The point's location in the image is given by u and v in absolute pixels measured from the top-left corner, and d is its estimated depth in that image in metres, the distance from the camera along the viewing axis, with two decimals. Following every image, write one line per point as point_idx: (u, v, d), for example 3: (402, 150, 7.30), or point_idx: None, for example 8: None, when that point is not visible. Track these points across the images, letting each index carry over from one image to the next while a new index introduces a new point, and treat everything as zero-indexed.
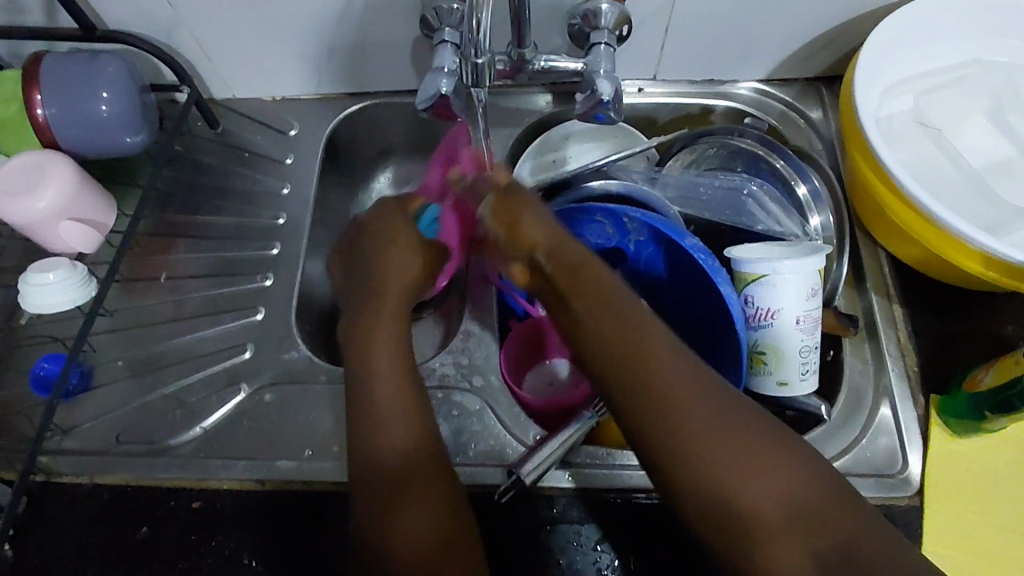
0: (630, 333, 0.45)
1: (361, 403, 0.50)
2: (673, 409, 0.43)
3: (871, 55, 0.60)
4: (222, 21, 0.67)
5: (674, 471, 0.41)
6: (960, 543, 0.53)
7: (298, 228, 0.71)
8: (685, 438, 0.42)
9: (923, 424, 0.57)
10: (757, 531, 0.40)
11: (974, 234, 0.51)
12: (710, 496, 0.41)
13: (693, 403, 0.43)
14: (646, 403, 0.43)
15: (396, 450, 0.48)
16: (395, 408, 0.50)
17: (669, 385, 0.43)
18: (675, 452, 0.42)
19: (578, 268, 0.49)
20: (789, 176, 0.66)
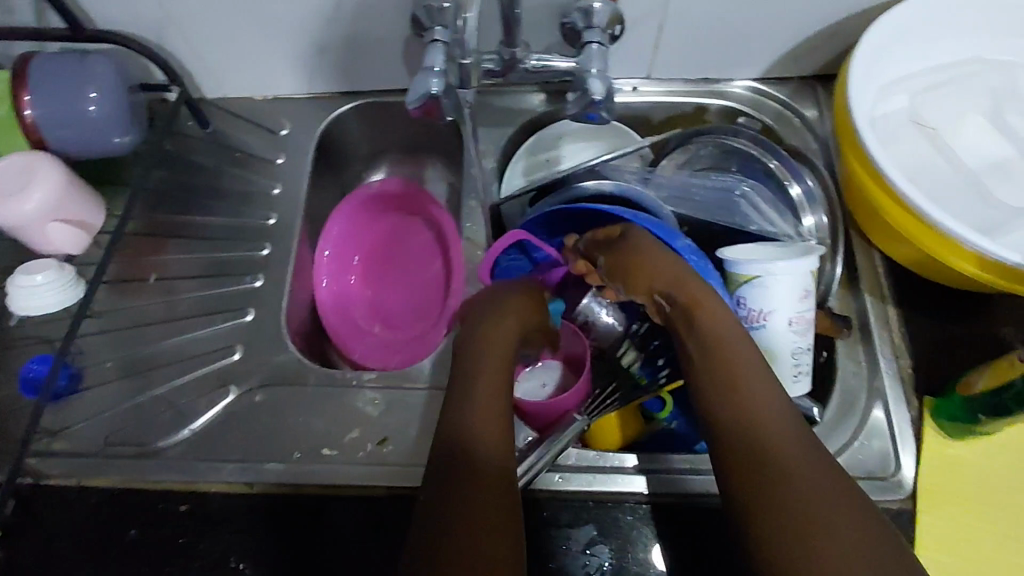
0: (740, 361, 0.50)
1: (465, 401, 0.53)
2: (748, 425, 0.47)
3: (866, 54, 0.60)
4: (212, 20, 0.66)
5: (748, 476, 0.45)
6: (952, 547, 0.52)
7: (290, 229, 0.71)
8: (765, 456, 0.45)
9: (917, 427, 0.56)
10: (790, 526, 0.41)
11: (969, 235, 0.51)
12: (772, 502, 0.43)
13: (772, 425, 0.47)
14: (727, 419, 0.48)
15: (473, 443, 0.50)
16: (483, 432, 0.51)
17: (751, 407, 0.48)
18: (742, 458, 0.46)
19: (689, 306, 0.54)
20: (782, 176, 0.65)
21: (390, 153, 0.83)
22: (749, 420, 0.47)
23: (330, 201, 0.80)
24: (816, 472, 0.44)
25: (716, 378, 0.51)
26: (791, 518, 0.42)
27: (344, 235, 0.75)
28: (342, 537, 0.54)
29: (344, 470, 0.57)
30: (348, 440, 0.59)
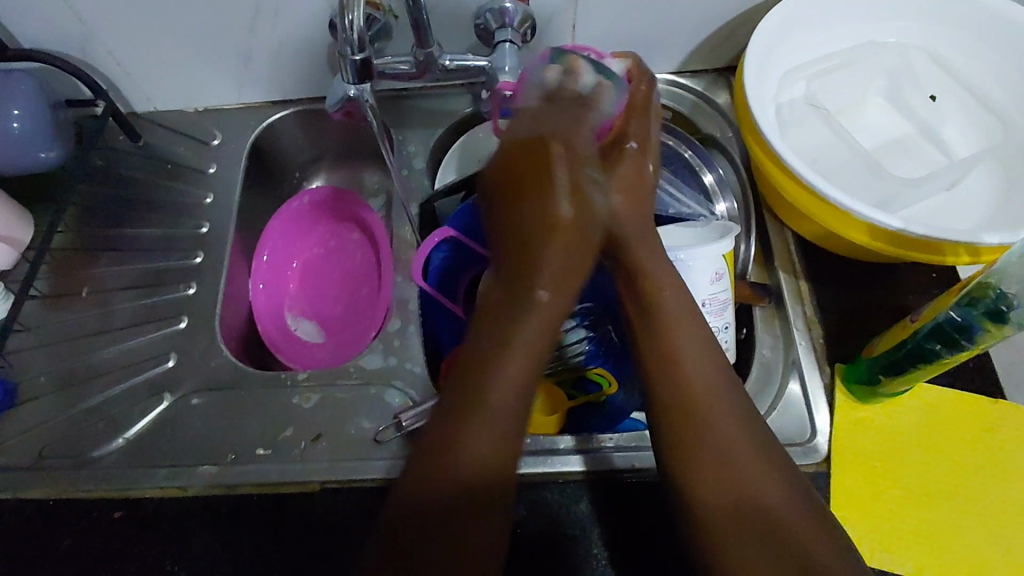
0: (687, 354, 0.50)
1: (480, 410, 0.44)
2: (703, 413, 0.47)
3: (763, 41, 0.63)
4: (134, 36, 0.67)
5: (692, 454, 0.47)
6: (868, 508, 0.54)
7: (223, 237, 0.72)
8: (704, 429, 0.47)
9: (829, 394, 0.59)
10: (723, 520, 0.44)
11: (856, 205, 0.54)
12: (723, 492, 0.45)
13: (714, 399, 0.48)
14: (682, 409, 0.48)
15: (486, 468, 0.44)
16: (510, 436, 0.45)
17: (703, 385, 0.49)
18: (690, 445, 0.47)
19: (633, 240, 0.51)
20: (696, 163, 0.68)
21: (326, 159, 0.84)
22: (692, 406, 0.48)
23: (266, 209, 0.81)
24: (764, 474, 0.46)
25: (698, 374, 0.49)
26: (730, 515, 0.45)
27: (284, 244, 0.76)
28: (276, 531, 0.55)
29: (278, 468, 0.58)
30: (282, 438, 0.60)
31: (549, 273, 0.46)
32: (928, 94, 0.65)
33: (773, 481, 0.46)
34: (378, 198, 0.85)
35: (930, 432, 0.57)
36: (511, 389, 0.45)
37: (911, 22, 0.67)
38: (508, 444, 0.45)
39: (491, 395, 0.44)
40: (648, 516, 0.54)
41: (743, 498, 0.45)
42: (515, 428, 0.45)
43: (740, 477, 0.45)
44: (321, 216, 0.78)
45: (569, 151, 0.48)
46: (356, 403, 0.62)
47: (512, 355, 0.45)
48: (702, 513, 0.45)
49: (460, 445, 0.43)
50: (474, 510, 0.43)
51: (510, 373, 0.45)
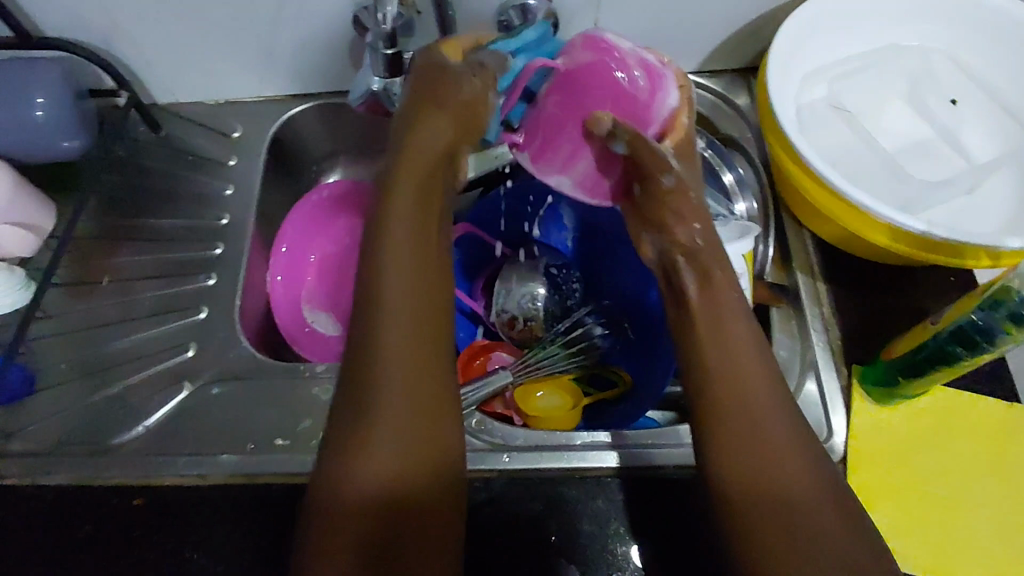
0: (738, 338, 0.50)
1: (375, 380, 0.47)
2: (755, 402, 0.47)
3: (786, 43, 0.63)
4: (158, 27, 0.68)
5: (736, 445, 0.46)
6: (883, 509, 0.55)
7: (242, 228, 0.72)
8: (754, 422, 0.46)
9: (846, 395, 0.59)
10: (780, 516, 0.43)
11: (879, 207, 0.54)
12: (763, 487, 0.44)
13: (758, 386, 0.48)
14: (724, 400, 0.48)
15: (393, 467, 0.45)
16: (400, 417, 0.46)
17: (749, 375, 0.49)
18: (738, 438, 0.46)
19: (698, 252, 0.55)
20: (716, 163, 0.69)
21: (344, 154, 0.85)
22: (735, 391, 0.48)
23: (284, 202, 0.81)
24: (807, 478, 0.44)
25: (739, 362, 0.49)
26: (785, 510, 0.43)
27: (302, 237, 0.76)
28: (295, 521, 0.55)
29: (297, 458, 0.58)
30: (300, 429, 0.60)
31: (402, 252, 0.52)
32: (948, 99, 0.65)
33: (817, 483, 0.45)
34: None
35: (948, 435, 0.57)
36: (402, 354, 0.48)
37: (933, 26, 0.67)
38: (431, 428, 0.47)
39: (382, 353, 0.48)
40: (665, 514, 0.54)
41: (789, 493, 0.44)
42: (410, 416, 0.46)
43: (785, 477, 0.44)
44: (342, 209, 0.78)
45: (446, 112, 0.55)
46: None
47: (385, 325, 0.49)
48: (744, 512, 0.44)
49: (355, 463, 0.45)
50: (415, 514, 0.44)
51: (392, 382, 0.47)
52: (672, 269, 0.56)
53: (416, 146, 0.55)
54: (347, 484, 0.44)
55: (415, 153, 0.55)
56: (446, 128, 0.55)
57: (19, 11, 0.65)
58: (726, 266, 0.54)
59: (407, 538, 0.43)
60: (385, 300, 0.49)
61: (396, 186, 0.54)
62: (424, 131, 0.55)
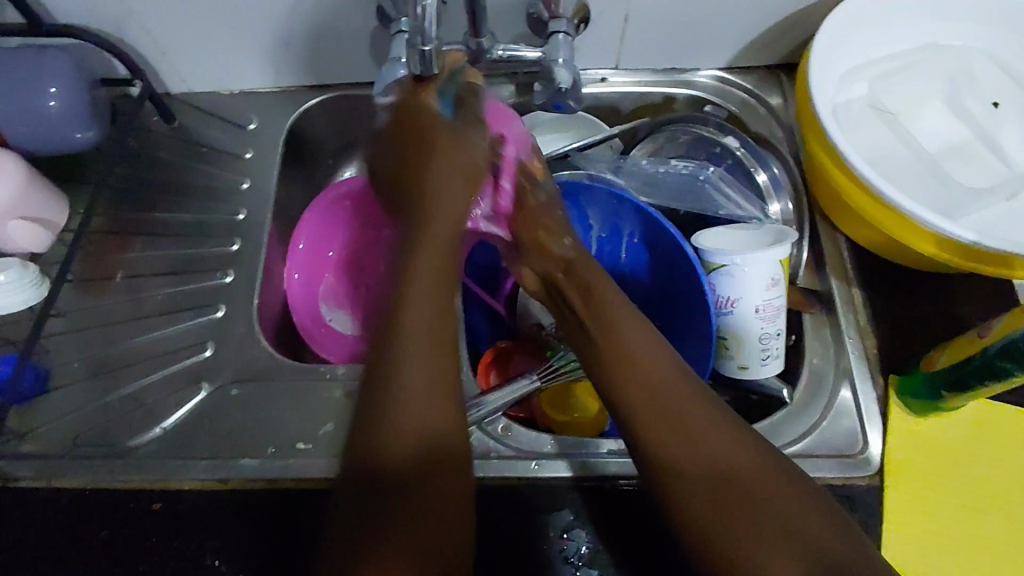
0: (626, 332, 0.54)
1: (389, 385, 0.46)
2: (658, 391, 0.50)
3: (825, 42, 0.61)
4: (174, 13, 0.65)
5: (654, 429, 0.48)
6: (917, 523, 0.54)
7: (259, 223, 0.70)
8: (668, 407, 0.49)
9: (882, 405, 0.58)
10: (708, 495, 0.45)
11: (925, 215, 0.52)
12: (694, 474, 0.46)
13: (659, 370, 0.51)
14: (629, 395, 0.50)
15: (429, 424, 0.46)
16: (426, 387, 0.47)
17: (646, 364, 0.51)
18: (647, 428, 0.48)
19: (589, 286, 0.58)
20: (749, 163, 0.67)
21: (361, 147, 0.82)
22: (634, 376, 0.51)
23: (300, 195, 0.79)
24: (726, 452, 0.46)
25: (639, 349, 0.53)
26: (707, 485, 0.45)
27: (318, 233, 0.74)
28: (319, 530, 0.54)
29: (318, 464, 0.57)
30: (322, 433, 0.59)
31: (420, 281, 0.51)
32: (991, 101, 0.63)
33: (740, 458, 0.46)
34: None
35: (982, 447, 0.56)
36: (420, 329, 0.49)
37: (978, 23, 0.65)
38: (436, 400, 0.47)
39: (396, 371, 0.47)
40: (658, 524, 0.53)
41: (716, 474, 0.45)
42: (438, 395, 0.47)
43: (710, 456, 0.46)
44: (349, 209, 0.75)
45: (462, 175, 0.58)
46: None
47: (412, 303, 0.50)
48: (689, 504, 0.45)
49: (387, 416, 0.45)
50: (441, 467, 0.45)
51: (407, 397, 0.46)
52: (556, 288, 0.61)
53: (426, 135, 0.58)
54: (381, 447, 0.44)
55: (432, 213, 0.56)
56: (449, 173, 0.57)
57: None
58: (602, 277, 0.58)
59: (418, 497, 0.44)
60: (401, 328, 0.49)
61: (434, 241, 0.54)
62: (450, 202, 0.56)
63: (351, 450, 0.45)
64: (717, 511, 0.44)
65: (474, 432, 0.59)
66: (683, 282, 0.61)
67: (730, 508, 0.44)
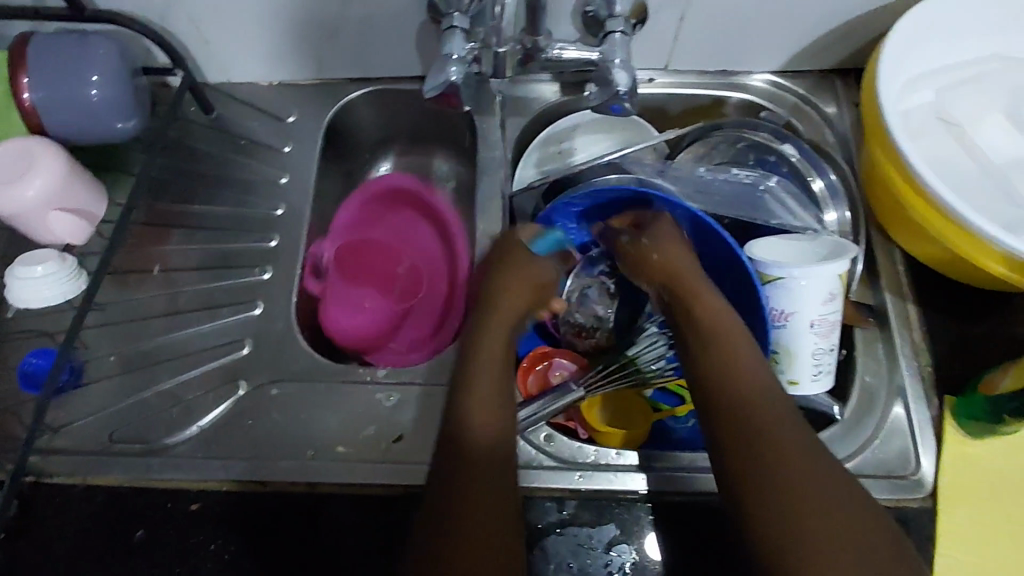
0: (730, 337, 0.52)
1: (468, 390, 0.51)
2: (756, 404, 0.48)
3: (894, 49, 0.59)
4: (219, 1, 0.64)
5: (741, 440, 0.46)
6: (973, 551, 0.52)
7: (297, 219, 0.69)
8: (764, 420, 0.46)
9: (937, 426, 0.56)
10: (787, 514, 0.42)
11: (1000, 235, 0.51)
12: (781, 491, 0.43)
13: (759, 384, 0.49)
14: (725, 401, 0.48)
15: (496, 432, 0.49)
16: (483, 400, 0.51)
17: (750, 377, 0.49)
18: (748, 436, 0.46)
19: (693, 298, 0.55)
20: (805, 170, 0.65)
21: (398, 142, 0.81)
22: (733, 377, 0.49)
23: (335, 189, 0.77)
24: (818, 474, 0.44)
25: (737, 360, 0.50)
26: (787, 503, 0.42)
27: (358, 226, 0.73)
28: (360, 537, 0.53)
29: (359, 467, 0.56)
30: (363, 437, 0.58)
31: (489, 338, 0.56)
32: None
33: (829, 483, 0.43)
34: (449, 186, 0.81)
35: None
36: (485, 380, 0.52)
37: None
38: (499, 406, 0.51)
39: (473, 377, 0.52)
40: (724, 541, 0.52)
41: (800, 495, 0.42)
42: (502, 403, 0.51)
43: (802, 476, 0.43)
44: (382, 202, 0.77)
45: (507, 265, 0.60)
46: (437, 406, 0.59)
47: (480, 343, 0.55)
48: (759, 521, 0.42)
49: (460, 410, 0.50)
50: (470, 473, 0.46)
51: (470, 407, 0.50)
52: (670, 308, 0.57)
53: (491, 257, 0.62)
54: (463, 436, 0.48)
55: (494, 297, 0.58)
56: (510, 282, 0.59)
57: None
58: (703, 278, 0.56)
59: (459, 487, 0.46)
60: (479, 356, 0.54)
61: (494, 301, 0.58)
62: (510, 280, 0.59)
63: (439, 456, 0.48)
64: (795, 501, 0.42)
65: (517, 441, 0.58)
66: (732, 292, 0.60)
67: (818, 505, 0.42)
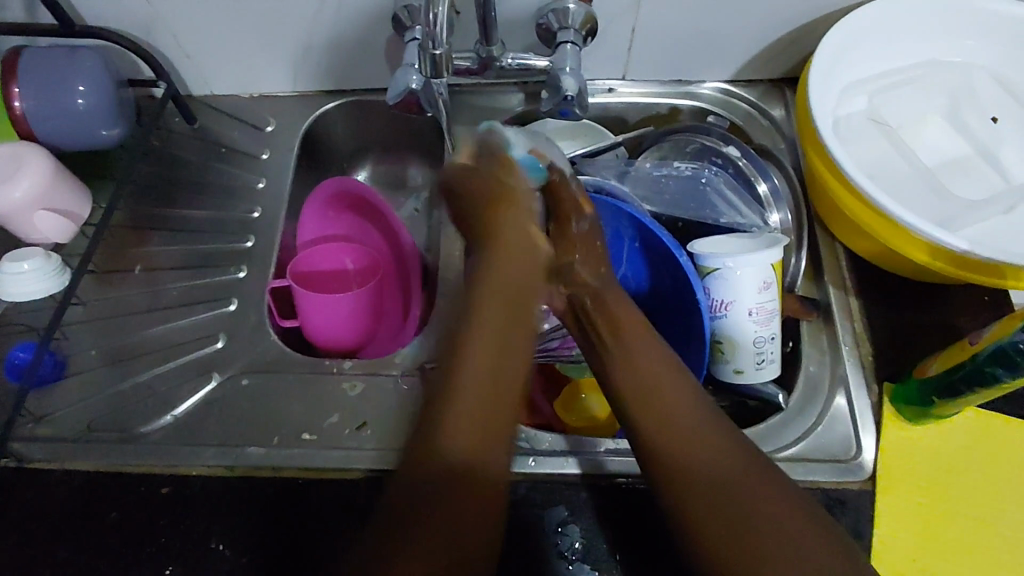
0: (632, 349, 0.55)
1: (449, 404, 0.46)
2: (664, 411, 0.51)
3: (825, 58, 0.63)
4: (199, 19, 0.68)
5: (659, 451, 0.49)
6: (910, 529, 0.54)
7: (272, 221, 0.73)
8: (675, 426, 0.50)
9: (877, 412, 0.58)
10: (710, 514, 0.45)
11: (920, 224, 0.54)
12: (704, 495, 0.46)
13: (664, 385, 0.52)
14: (639, 416, 0.51)
15: (478, 453, 0.45)
16: (484, 389, 0.47)
17: (650, 381, 0.53)
18: (670, 444, 0.49)
19: (606, 302, 0.59)
20: (750, 173, 0.68)
21: (373, 151, 0.85)
22: (630, 389, 0.53)
23: None
24: (726, 467, 0.47)
25: (638, 374, 0.54)
26: (714, 500, 0.46)
27: (321, 228, 0.75)
28: (320, 519, 0.55)
29: (322, 454, 0.58)
30: (327, 425, 0.61)
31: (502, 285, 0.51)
32: (990, 116, 0.64)
33: (745, 479, 0.47)
34: (423, 193, 0.85)
35: (975, 454, 0.57)
36: (483, 377, 0.47)
37: (977, 41, 0.66)
38: (493, 431, 0.46)
39: (468, 353, 0.48)
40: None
41: (712, 488, 0.46)
42: (504, 415, 0.47)
43: (719, 478, 0.47)
44: (344, 205, 0.74)
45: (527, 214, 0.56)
46: (399, 397, 0.62)
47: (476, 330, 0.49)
48: (695, 521, 0.46)
49: (441, 428, 0.45)
50: (473, 488, 0.45)
51: (460, 424, 0.45)
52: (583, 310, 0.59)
53: (507, 194, 0.55)
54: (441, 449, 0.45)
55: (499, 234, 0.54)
56: (527, 233, 0.55)
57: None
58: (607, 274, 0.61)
59: (440, 511, 0.44)
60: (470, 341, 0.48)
61: (500, 236, 0.54)
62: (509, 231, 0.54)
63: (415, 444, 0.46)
64: (717, 501, 0.46)
65: None
66: (679, 289, 0.62)
67: (735, 504, 0.45)
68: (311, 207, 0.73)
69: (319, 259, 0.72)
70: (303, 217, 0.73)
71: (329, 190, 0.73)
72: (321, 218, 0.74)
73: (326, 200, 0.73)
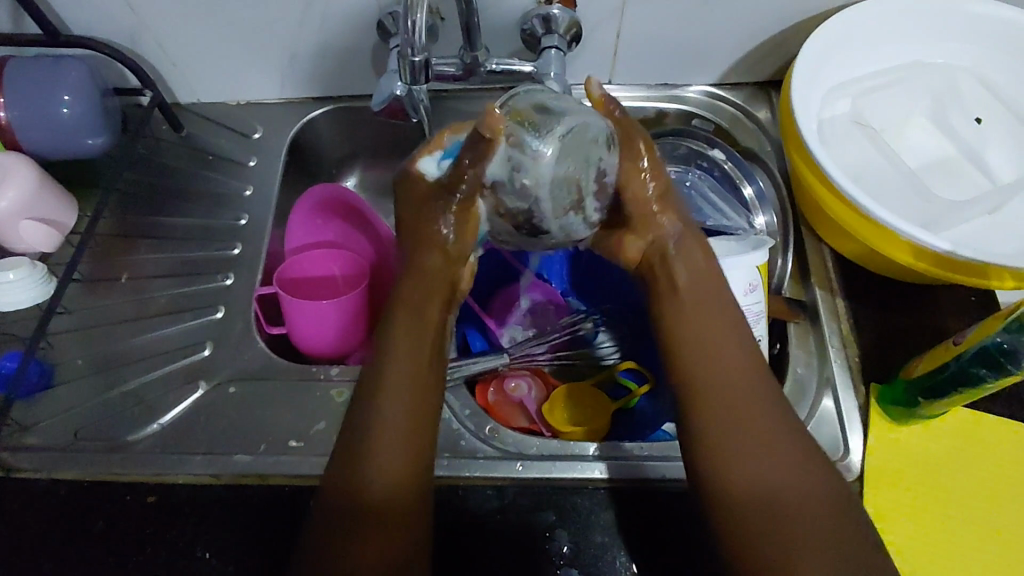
0: (718, 326, 0.52)
1: (381, 400, 0.49)
2: (726, 390, 0.49)
3: (808, 61, 0.63)
4: (184, 27, 0.69)
5: (709, 428, 0.48)
6: (899, 531, 0.54)
7: (260, 228, 0.73)
8: (731, 407, 0.48)
9: (865, 413, 0.58)
10: (750, 510, 0.44)
11: (903, 225, 0.54)
12: (743, 490, 0.45)
13: (725, 364, 0.50)
14: (692, 384, 0.50)
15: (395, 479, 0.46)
16: (398, 426, 0.48)
17: (726, 363, 0.50)
18: (720, 426, 0.48)
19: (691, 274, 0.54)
20: (736, 176, 0.68)
21: (362, 158, 0.85)
22: (683, 358, 0.52)
23: None
24: (780, 469, 0.45)
25: (728, 360, 0.51)
26: (754, 503, 0.44)
27: (309, 235, 0.75)
28: (307, 527, 0.55)
29: (309, 461, 0.58)
30: (314, 432, 0.60)
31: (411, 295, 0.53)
32: (974, 116, 0.64)
33: (797, 481, 0.45)
34: None
35: (963, 454, 0.57)
36: (404, 394, 0.49)
37: (960, 42, 0.67)
38: (407, 441, 0.48)
39: (388, 380, 0.50)
40: (664, 524, 0.54)
41: (762, 490, 0.45)
42: (420, 431, 0.49)
43: (766, 477, 0.45)
44: (331, 212, 0.74)
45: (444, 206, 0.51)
46: None
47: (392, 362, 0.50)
48: (732, 516, 0.45)
49: (371, 454, 0.47)
50: (383, 512, 0.45)
51: (393, 451, 0.47)
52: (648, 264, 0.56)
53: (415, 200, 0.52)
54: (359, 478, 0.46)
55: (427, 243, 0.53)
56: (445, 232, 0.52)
57: (47, 8, 0.66)
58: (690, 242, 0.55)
59: (379, 545, 0.44)
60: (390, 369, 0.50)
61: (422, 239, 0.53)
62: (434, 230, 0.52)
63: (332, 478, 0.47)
64: (762, 494, 0.45)
65: (463, 434, 0.60)
66: None
67: (777, 502, 0.44)
68: (301, 211, 0.73)
69: (307, 265, 0.72)
70: (293, 221, 0.73)
71: (319, 197, 0.73)
72: (309, 224, 0.75)
73: (315, 206, 0.73)
